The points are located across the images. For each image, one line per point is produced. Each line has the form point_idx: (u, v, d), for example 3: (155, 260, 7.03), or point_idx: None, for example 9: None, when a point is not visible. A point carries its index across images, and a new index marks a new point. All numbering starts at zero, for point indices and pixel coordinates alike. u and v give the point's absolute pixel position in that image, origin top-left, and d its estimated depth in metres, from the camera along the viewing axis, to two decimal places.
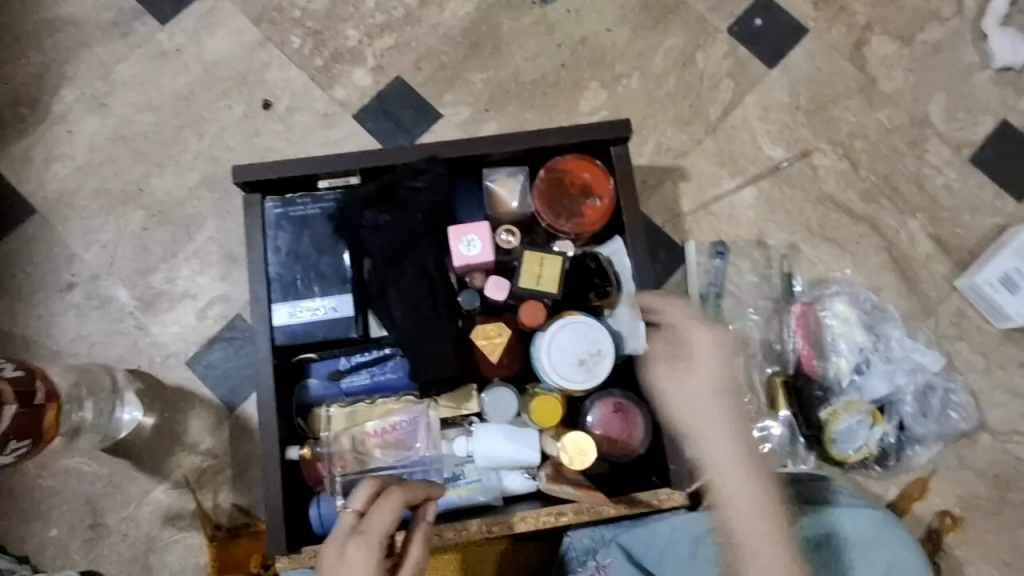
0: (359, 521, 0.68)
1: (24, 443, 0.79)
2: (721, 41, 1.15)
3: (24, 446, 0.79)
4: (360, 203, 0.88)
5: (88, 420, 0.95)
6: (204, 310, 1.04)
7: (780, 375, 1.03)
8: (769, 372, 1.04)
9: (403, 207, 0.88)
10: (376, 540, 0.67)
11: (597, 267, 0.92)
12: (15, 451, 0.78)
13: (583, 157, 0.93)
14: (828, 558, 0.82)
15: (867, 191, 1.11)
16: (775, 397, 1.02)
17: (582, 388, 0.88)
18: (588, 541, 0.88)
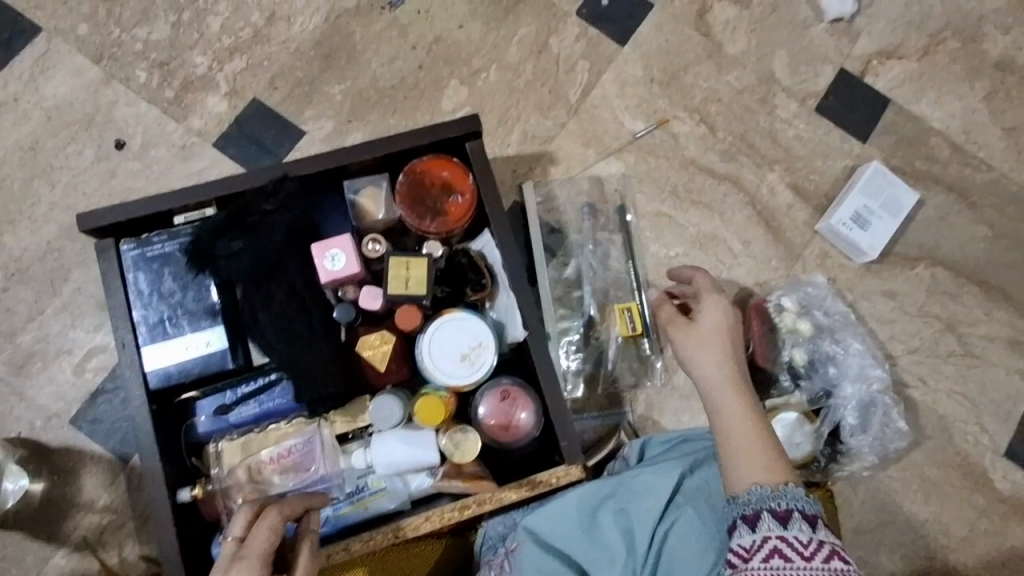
0: (240, 546, 0.68)
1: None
2: (571, 24, 1.18)
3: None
4: (212, 232, 0.87)
5: None
6: (82, 364, 1.01)
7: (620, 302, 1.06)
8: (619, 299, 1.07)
9: (264, 232, 0.88)
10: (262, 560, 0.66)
11: (469, 262, 0.94)
12: None
13: (439, 156, 0.94)
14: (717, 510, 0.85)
15: (725, 150, 1.16)
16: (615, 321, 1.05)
17: (469, 382, 0.89)
18: (501, 528, 0.92)
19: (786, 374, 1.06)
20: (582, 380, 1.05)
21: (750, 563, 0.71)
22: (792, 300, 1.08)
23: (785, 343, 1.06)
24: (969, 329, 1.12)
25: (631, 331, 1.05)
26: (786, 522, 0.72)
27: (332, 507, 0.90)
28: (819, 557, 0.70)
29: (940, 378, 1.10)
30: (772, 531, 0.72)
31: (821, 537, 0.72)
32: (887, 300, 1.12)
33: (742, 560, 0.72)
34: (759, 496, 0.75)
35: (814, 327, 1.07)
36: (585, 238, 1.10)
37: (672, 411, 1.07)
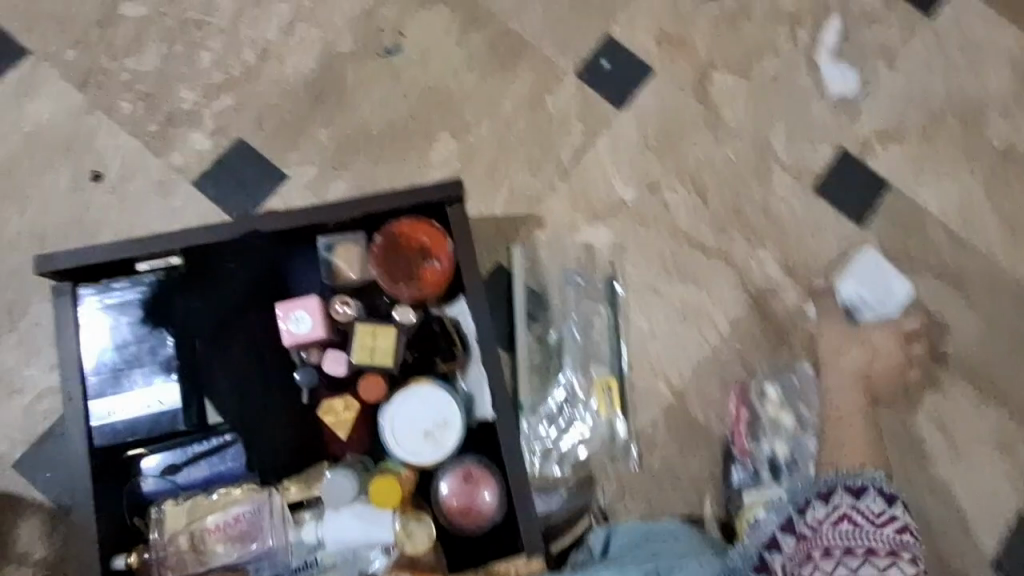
0: None
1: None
2: (568, 83, 1.17)
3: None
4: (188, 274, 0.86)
5: None
6: (33, 405, 0.96)
7: (603, 376, 1.04)
8: (596, 373, 1.04)
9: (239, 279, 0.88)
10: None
11: (441, 330, 0.91)
12: None
13: (419, 219, 0.91)
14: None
15: (718, 222, 1.13)
16: (596, 399, 1.03)
17: (431, 460, 0.85)
18: None
19: (765, 466, 1.01)
20: (553, 458, 1.01)
21: (824, 529, 0.79)
22: (776, 388, 1.05)
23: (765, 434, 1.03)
24: (958, 427, 1.08)
25: (610, 411, 1.02)
26: (859, 495, 0.82)
27: None
28: (889, 527, 0.78)
29: (924, 475, 1.07)
30: (845, 501, 0.81)
31: (894, 512, 0.80)
32: (876, 390, 1.08)
33: (815, 528, 0.79)
34: (836, 477, 0.85)
35: (795, 419, 1.04)
36: (568, 307, 1.06)
37: (644, 494, 1.02)
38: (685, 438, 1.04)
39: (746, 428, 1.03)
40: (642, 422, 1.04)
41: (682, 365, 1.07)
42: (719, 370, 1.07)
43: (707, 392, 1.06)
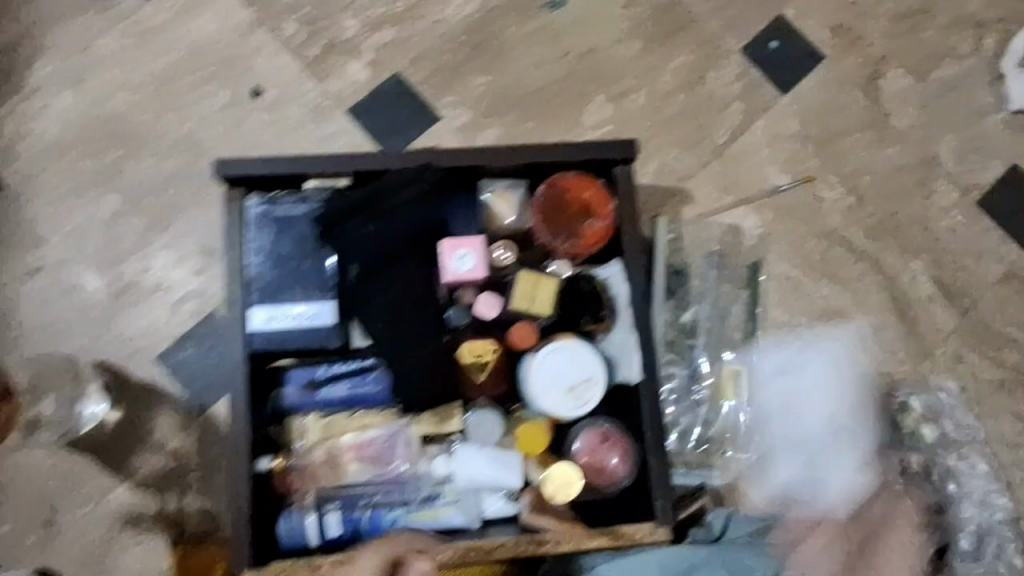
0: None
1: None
2: (733, 61, 1.11)
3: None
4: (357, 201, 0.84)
5: (47, 414, 0.94)
6: (177, 305, 0.99)
7: (732, 363, 1.02)
8: (726, 358, 1.02)
9: (404, 215, 0.85)
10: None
11: (592, 290, 0.88)
12: None
13: (584, 174, 0.89)
14: None
15: (871, 227, 1.08)
16: (725, 386, 1.01)
17: (569, 414, 0.85)
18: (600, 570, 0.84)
19: (899, 475, 0.99)
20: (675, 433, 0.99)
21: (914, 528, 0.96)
22: (920, 402, 1.02)
23: (905, 444, 1.00)
24: None
25: (739, 394, 1.01)
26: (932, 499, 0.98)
27: (401, 510, 0.86)
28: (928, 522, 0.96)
29: None
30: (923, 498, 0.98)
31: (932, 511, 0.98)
32: (1013, 421, 1.04)
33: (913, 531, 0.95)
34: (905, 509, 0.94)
35: (937, 435, 1.01)
36: (708, 287, 1.04)
37: (761, 487, 1.01)
38: (808, 438, 1.02)
39: None
40: (767, 415, 1.03)
41: (815, 365, 1.04)
42: (853, 376, 1.04)
43: (837, 396, 1.04)
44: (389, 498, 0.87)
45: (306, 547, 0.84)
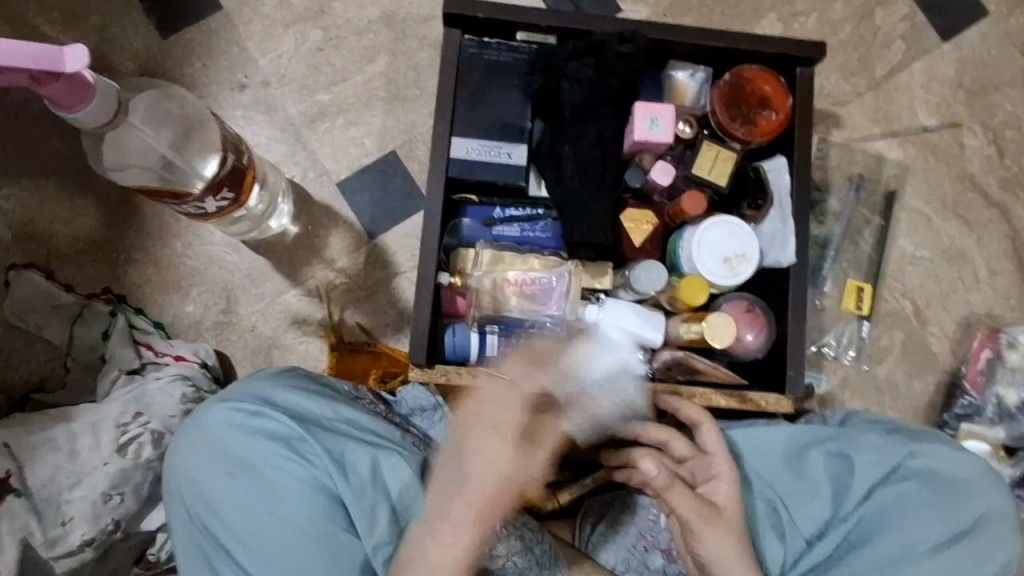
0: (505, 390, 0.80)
1: (232, 157, 0.80)
2: (903, 2, 1.16)
3: (229, 198, 0.81)
4: (569, 54, 0.91)
5: (257, 210, 0.99)
6: (361, 139, 1.07)
7: (855, 280, 1.09)
8: (849, 274, 1.09)
9: (607, 70, 0.91)
10: (505, 491, 0.73)
11: (756, 178, 0.96)
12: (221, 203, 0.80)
13: (767, 70, 0.95)
14: (935, 498, 0.85)
15: (1007, 179, 1.14)
16: (844, 297, 1.08)
17: (721, 283, 0.92)
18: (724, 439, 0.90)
19: (993, 406, 1.04)
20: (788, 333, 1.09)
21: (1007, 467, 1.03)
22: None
23: (1002, 378, 1.05)
24: None
25: (858, 308, 1.07)
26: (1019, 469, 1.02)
27: None
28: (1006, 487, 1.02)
29: None
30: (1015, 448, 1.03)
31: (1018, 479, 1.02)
32: None
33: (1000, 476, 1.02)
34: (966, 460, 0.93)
35: None
36: (846, 207, 1.10)
37: (863, 396, 1.09)
38: (913, 360, 1.09)
39: (983, 367, 1.06)
40: (879, 333, 1.10)
41: (931, 298, 1.11)
42: (965, 313, 1.11)
43: (947, 327, 1.10)
44: (542, 334, 0.95)
45: (467, 361, 0.93)
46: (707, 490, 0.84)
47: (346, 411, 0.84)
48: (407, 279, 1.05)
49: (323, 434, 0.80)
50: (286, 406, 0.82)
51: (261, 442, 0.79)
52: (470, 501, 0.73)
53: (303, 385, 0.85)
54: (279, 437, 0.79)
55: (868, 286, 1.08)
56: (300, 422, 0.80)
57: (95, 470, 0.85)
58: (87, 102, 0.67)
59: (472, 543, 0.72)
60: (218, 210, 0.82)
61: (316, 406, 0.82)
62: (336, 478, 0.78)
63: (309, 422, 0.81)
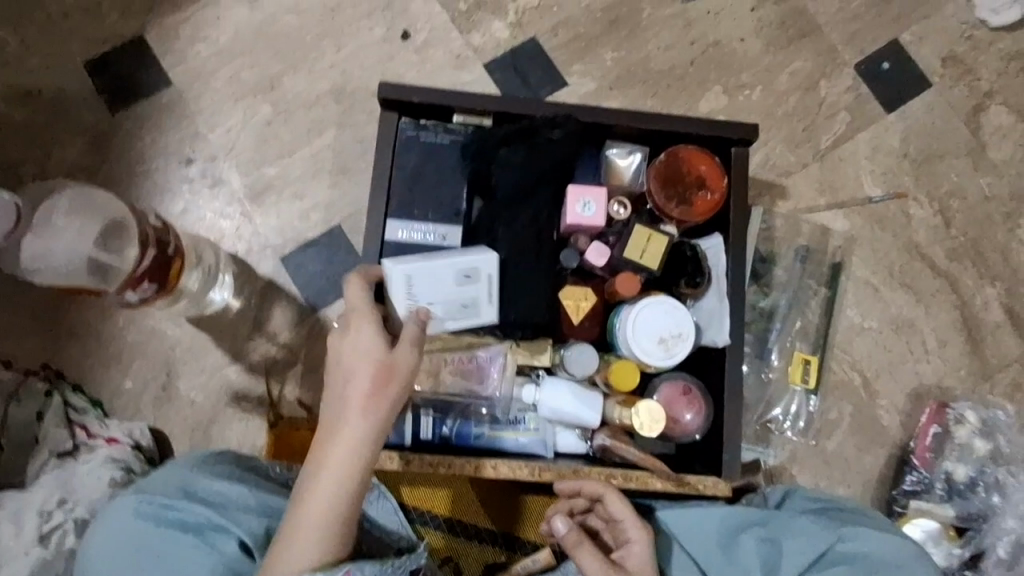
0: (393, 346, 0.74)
1: (152, 251, 0.82)
2: (847, 74, 1.18)
3: (151, 289, 0.82)
4: (499, 140, 0.92)
5: (192, 287, 1.02)
6: (306, 212, 1.08)
7: (802, 352, 1.08)
8: (795, 346, 1.09)
9: (540, 154, 0.91)
10: (399, 375, 0.73)
11: (693, 256, 0.94)
12: (141, 294, 0.81)
13: (703, 150, 0.96)
14: None
15: (954, 249, 1.14)
16: (790, 369, 1.07)
17: (658, 364, 0.91)
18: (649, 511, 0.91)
19: (942, 482, 1.03)
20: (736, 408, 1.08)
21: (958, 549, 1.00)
22: (975, 415, 1.05)
23: (951, 455, 1.04)
24: None
25: (804, 382, 1.06)
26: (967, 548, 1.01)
27: (490, 426, 0.95)
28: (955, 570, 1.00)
29: None
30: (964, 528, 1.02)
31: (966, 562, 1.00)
32: None
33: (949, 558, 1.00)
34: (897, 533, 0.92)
35: (990, 449, 1.03)
36: (791, 278, 1.10)
37: (813, 470, 1.07)
38: (862, 432, 1.08)
39: (931, 443, 1.05)
40: (827, 405, 1.09)
41: (880, 370, 1.10)
42: (916, 384, 1.10)
43: (896, 399, 1.09)
44: (480, 415, 0.95)
45: (402, 445, 0.92)
46: (622, 555, 0.84)
47: (265, 496, 0.82)
48: None
49: (238, 522, 0.78)
50: (203, 493, 0.80)
51: (175, 532, 0.77)
52: (371, 413, 0.71)
53: (223, 472, 0.84)
54: (195, 527, 0.77)
55: (815, 359, 1.07)
56: (219, 511, 0.79)
57: (15, 561, 0.82)
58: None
59: (372, 452, 0.71)
60: (143, 300, 0.83)
61: (234, 493, 0.81)
62: (253, 563, 0.77)
63: (225, 510, 0.79)
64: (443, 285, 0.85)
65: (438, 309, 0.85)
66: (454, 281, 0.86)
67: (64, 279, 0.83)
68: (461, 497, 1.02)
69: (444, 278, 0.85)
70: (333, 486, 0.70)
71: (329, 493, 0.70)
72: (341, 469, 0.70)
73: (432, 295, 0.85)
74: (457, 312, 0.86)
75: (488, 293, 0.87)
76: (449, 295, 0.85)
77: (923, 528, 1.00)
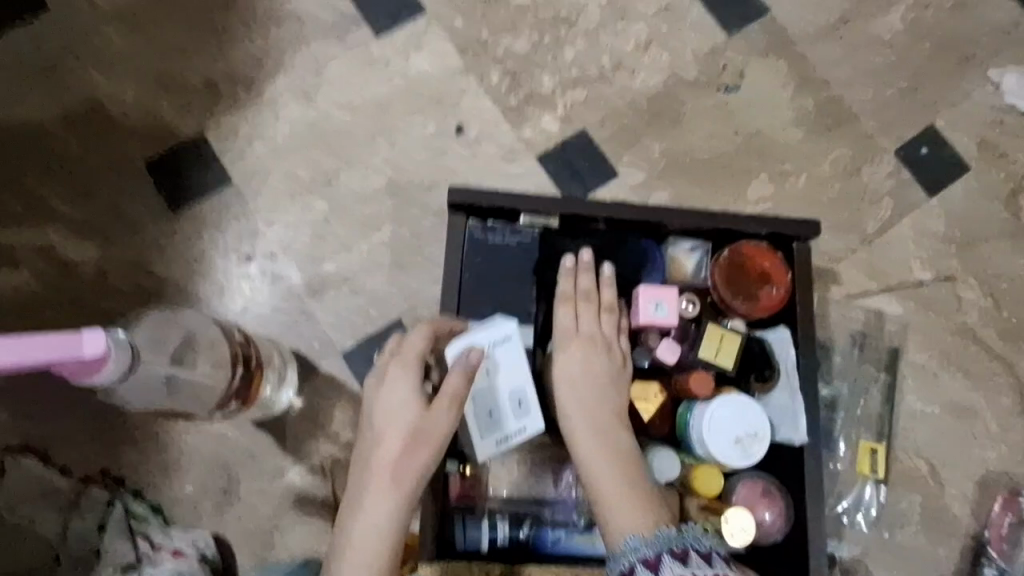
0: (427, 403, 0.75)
1: (240, 370, 0.87)
2: (886, 160, 1.21)
3: (235, 405, 0.89)
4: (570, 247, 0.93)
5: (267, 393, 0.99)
6: (366, 308, 1.08)
7: (867, 440, 1.08)
8: (857, 434, 1.08)
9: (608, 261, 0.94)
10: (434, 439, 0.73)
11: (761, 351, 0.95)
12: (226, 410, 0.87)
13: (764, 246, 0.98)
14: None
15: (1006, 331, 1.15)
16: (859, 459, 1.06)
17: (736, 464, 0.90)
18: None
19: None
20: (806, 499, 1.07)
21: None
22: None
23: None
24: None
25: (873, 472, 1.06)
26: None
27: (565, 531, 0.92)
28: None
29: None
30: None
31: None
32: None
33: None
34: None
35: None
36: (848, 363, 1.11)
37: (885, 563, 1.07)
38: (931, 521, 1.08)
39: (1005, 532, 1.06)
40: (893, 495, 1.09)
41: (943, 456, 1.10)
42: (980, 470, 1.10)
43: (962, 485, 1.09)
44: (553, 519, 0.92)
45: (479, 552, 0.91)
46: None
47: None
48: None
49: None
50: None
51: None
52: (402, 473, 0.73)
53: None
54: None
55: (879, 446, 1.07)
56: None
57: None
58: (102, 366, 0.67)
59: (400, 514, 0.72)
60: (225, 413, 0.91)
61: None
62: None
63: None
64: (507, 381, 0.83)
65: (483, 390, 0.83)
66: (511, 393, 0.83)
67: (153, 405, 0.83)
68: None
69: (514, 378, 0.83)
70: (365, 543, 0.71)
71: (363, 549, 0.72)
72: (372, 526, 0.72)
73: (495, 374, 0.83)
74: (485, 415, 0.83)
75: (510, 435, 0.83)
76: (497, 394, 0.83)
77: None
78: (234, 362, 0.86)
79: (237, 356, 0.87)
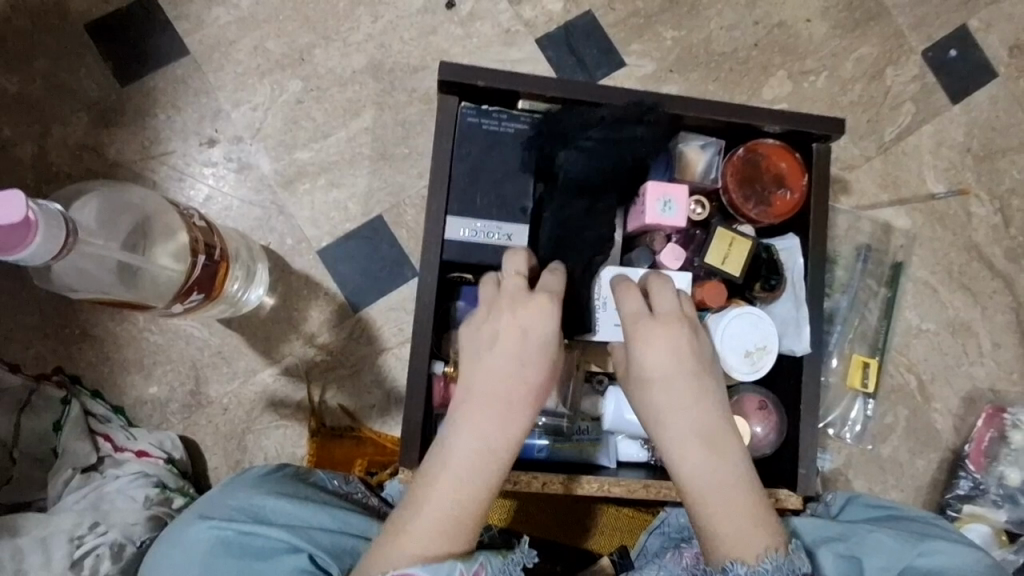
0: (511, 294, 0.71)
1: (203, 258, 0.78)
2: (913, 62, 1.11)
3: (198, 298, 0.80)
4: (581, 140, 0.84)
5: (235, 290, 0.91)
6: (344, 202, 0.99)
7: (860, 355, 1.04)
8: (853, 349, 1.05)
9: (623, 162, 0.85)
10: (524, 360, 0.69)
11: (769, 258, 0.88)
12: (190, 304, 0.79)
13: (782, 145, 0.89)
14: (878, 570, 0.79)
15: (1013, 249, 1.11)
16: (850, 372, 1.03)
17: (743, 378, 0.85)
18: (684, 521, 0.93)
19: (997, 487, 1.01)
20: None
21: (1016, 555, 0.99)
22: None
23: (1007, 458, 1.02)
24: None
25: (864, 386, 1.03)
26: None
27: (551, 436, 0.87)
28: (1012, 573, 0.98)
29: None
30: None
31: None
32: None
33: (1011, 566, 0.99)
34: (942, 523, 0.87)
35: None
36: (850, 276, 1.06)
37: (867, 475, 1.07)
38: (915, 436, 1.08)
39: (987, 447, 1.04)
40: (881, 409, 1.08)
41: (935, 374, 1.09)
42: (968, 387, 1.09)
43: (950, 403, 1.09)
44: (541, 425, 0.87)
45: None
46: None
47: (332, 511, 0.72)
48: (393, 356, 0.97)
49: (308, 538, 0.68)
50: (275, 517, 0.70)
51: (245, 559, 0.66)
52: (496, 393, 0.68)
53: (289, 490, 0.73)
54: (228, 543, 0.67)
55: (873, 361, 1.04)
56: (260, 520, 0.69)
57: None
58: (29, 232, 0.59)
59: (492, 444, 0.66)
60: (186, 307, 0.81)
61: (294, 510, 0.70)
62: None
63: (285, 528, 0.68)
64: None
65: None
66: None
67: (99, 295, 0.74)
68: (518, 511, 0.99)
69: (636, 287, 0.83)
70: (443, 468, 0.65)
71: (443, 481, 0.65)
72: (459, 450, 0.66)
73: None
74: None
75: None
76: None
77: (975, 531, 0.99)
78: (194, 251, 0.77)
79: (198, 245, 0.78)
